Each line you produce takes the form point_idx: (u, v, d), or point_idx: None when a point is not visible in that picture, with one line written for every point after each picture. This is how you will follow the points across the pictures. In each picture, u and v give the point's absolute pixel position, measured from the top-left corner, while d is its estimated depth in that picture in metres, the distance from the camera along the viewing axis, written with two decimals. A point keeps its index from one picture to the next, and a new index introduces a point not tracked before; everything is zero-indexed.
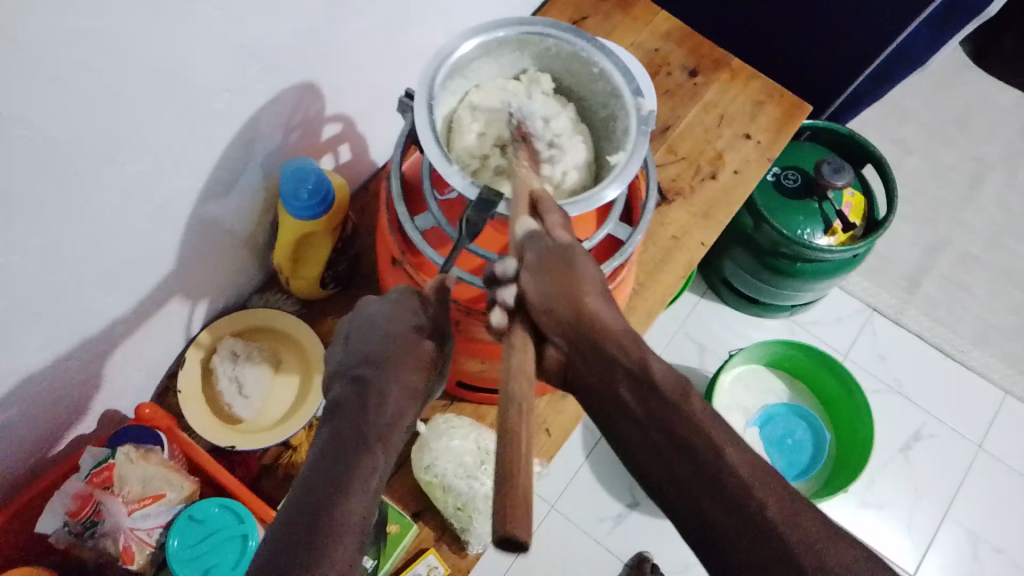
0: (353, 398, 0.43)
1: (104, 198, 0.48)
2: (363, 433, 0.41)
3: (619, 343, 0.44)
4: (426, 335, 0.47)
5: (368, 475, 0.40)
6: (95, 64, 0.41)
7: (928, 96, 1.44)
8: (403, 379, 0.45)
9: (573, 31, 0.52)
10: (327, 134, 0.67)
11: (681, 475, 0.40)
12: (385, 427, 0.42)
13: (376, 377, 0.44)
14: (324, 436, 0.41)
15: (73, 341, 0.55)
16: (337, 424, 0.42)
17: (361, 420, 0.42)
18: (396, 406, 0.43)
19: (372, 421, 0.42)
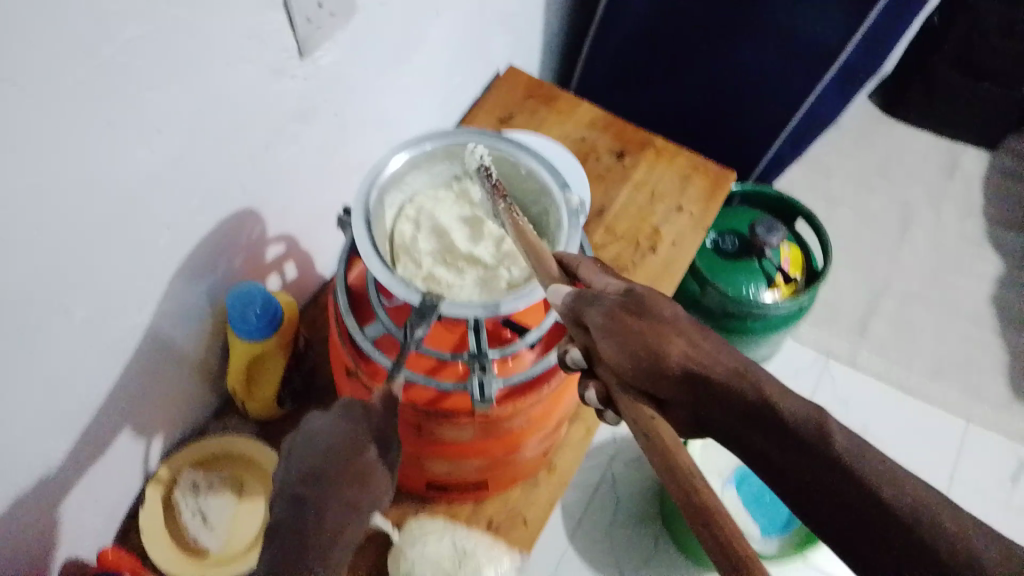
0: (291, 520, 0.43)
1: (49, 349, 0.48)
2: (301, 554, 0.41)
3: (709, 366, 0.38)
4: (369, 446, 0.46)
5: None
6: (29, 219, 0.42)
7: (845, 148, 1.53)
8: (347, 494, 0.44)
9: (498, 137, 0.55)
10: (271, 255, 0.68)
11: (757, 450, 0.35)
12: (327, 543, 0.42)
13: (317, 495, 0.43)
14: (265, 558, 0.42)
15: (26, 494, 0.53)
16: (279, 545, 0.42)
17: (300, 538, 0.42)
18: (337, 523, 0.43)
19: (313, 541, 0.42)
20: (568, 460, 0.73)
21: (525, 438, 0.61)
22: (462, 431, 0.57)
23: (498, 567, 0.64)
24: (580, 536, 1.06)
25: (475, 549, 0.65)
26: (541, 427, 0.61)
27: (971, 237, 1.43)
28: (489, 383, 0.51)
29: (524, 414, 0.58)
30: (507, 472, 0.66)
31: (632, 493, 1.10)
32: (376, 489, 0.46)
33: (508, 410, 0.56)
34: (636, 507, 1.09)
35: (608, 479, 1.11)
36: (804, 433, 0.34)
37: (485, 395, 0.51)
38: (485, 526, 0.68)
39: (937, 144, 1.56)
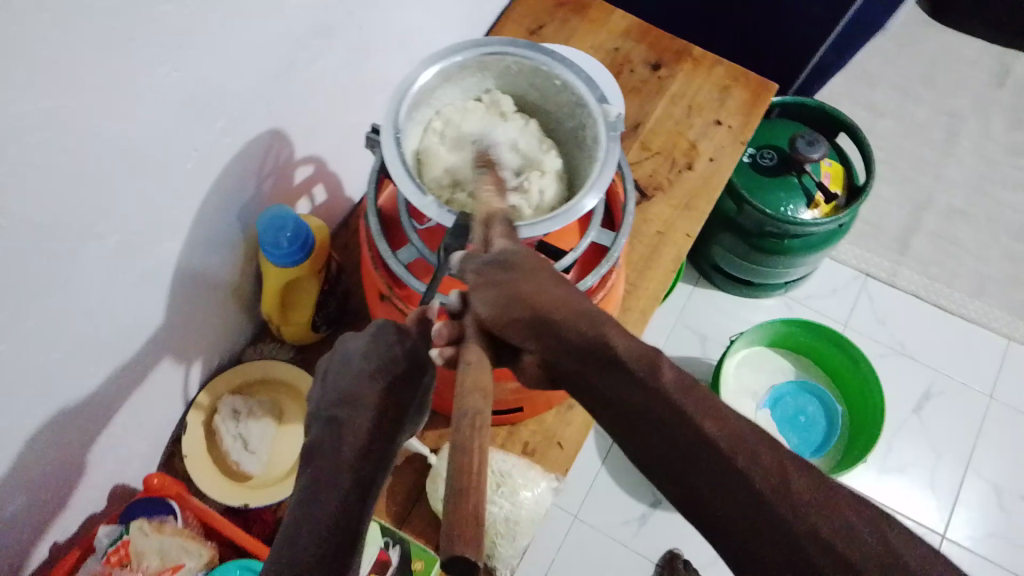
0: (326, 438, 0.41)
1: (85, 279, 0.48)
2: (336, 467, 0.39)
3: (568, 321, 0.37)
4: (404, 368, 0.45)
5: (351, 510, 0.37)
6: (54, 144, 0.41)
7: (891, 55, 1.45)
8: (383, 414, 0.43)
9: (532, 46, 0.52)
10: (300, 178, 0.67)
11: (618, 401, 0.35)
12: (365, 463, 0.40)
13: (353, 413, 0.42)
14: (300, 478, 0.39)
15: (74, 421, 0.54)
16: (314, 466, 0.39)
17: (336, 452, 0.40)
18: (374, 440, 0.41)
19: (349, 456, 0.40)
20: None
21: None
22: None
23: (535, 489, 0.66)
24: (614, 455, 1.07)
25: (512, 472, 0.66)
26: None
27: (1021, 147, 1.36)
28: None
29: None
30: (545, 396, 0.65)
31: None
32: (411, 412, 0.45)
33: None
34: None
35: None
36: (628, 362, 0.35)
37: None
38: (521, 449, 0.68)
39: (989, 49, 1.47)
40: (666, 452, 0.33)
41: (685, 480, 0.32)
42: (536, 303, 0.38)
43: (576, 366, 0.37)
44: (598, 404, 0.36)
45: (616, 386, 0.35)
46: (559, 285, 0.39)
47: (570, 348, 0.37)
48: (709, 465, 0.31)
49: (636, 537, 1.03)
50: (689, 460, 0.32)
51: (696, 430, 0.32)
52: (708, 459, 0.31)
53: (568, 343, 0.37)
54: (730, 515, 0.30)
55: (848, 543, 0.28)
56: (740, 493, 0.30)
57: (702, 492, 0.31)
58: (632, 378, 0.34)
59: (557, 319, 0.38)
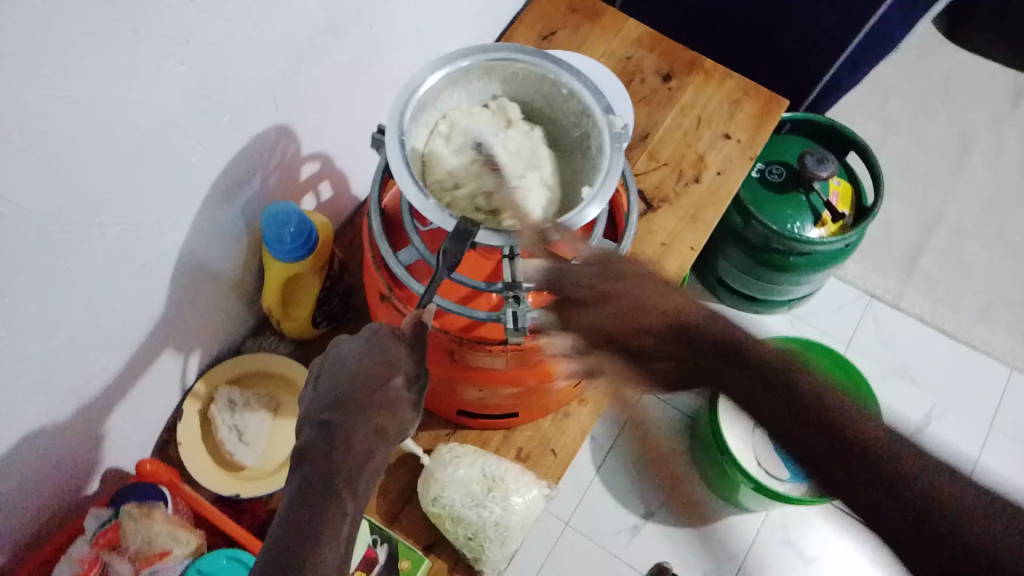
0: (321, 444, 0.42)
1: (86, 267, 0.48)
2: (331, 481, 0.41)
3: (709, 322, 0.42)
4: (397, 372, 0.44)
5: (338, 521, 0.41)
6: (58, 133, 0.41)
7: (906, 73, 1.44)
8: (374, 420, 0.44)
9: (540, 54, 0.52)
10: (306, 173, 0.67)
11: (771, 401, 0.39)
12: (354, 471, 0.42)
13: (344, 420, 0.42)
14: (294, 482, 0.42)
15: (69, 407, 0.54)
16: (304, 474, 0.42)
17: (330, 463, 0.42)
18: (365, 448, 0.43)
19: (341, 466, 0.42)
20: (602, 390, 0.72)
21: None
22: (496, 360, 0.56)
23: (526, 495, 0.65)
24: (610, 464, 1.08)
25: (505, 476, 0.65)
26: None
27: None
28: (522, 314, 0.50)
29: None
30: (541, 401, 0.65)
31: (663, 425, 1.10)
32: (403, 416, 0.45)
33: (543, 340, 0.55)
34: None
35: None
36: (776, 367, 0.40)
37: (519, 325, 0.50)
38: (515, 454, 0.69)
39: (1006, 70, 1.46)
40: (823, 446, 0.37)
41: (834, 472, 0.37)
42: (681, 315, 0.43)
43: (713, 360, 0.41)
44: (743, 398, 0.40)
45: (749, 387, 0.40)
46: (670, 291, 0.45)
47: (716, 359, 0.41)
48: (847, 443, 0.37)
49: (629, 547, 1.03)
50: (830, 450, 0.37)
51: (836, 428, 0.37)
52: (855, 454, 0.37)
53: (717, 347, 0.41)
54: (862, 485, 0.36)
55: (978, 518, 0.35)
56: (865, 463, 0.36)
57: (839, 480, 0.37)
58: (785, 381, 0.39)
59: (704, 330, 0.42)
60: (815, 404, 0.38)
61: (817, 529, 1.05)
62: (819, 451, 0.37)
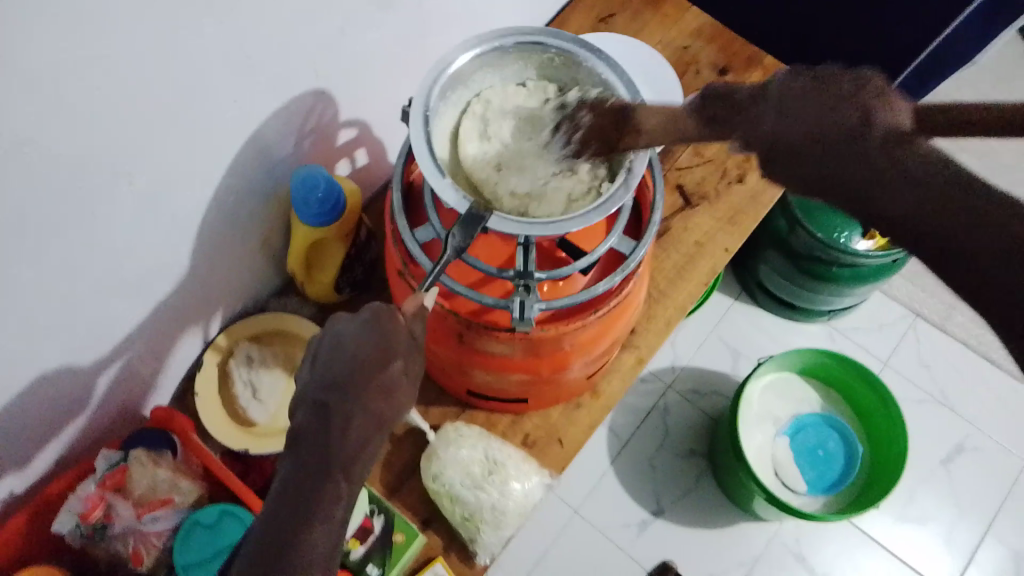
0: (315, 429, 0.41)
1: (111, 216, 0.49)
2: (325, 466, 0.40)
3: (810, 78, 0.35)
4: (396, 356, 0.44)
5: (332, 505, 0.40)
6: (91, 83, 0.42)
7: (983, 88, 1.36)
8: (373, 405, 0.42)
9: (576, 41, 0.51)
10: (343, 139, 0.67)
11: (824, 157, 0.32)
12: (349, 456, 0.41)
13: (342, 404, 0.41)
14: (287, 469, 0.41)
15: (91, 347, 0.56)
16: (299, 456, 0.41)
17: (325, 447, 0.40)
18: (361, 433, 0.41)
19: (337, 451, 0.40)
20: (616, 386, 0.71)
21: (572, 359, 0.59)
22: (505, 347, 0.56)
23: (526, 482, 0.65)
24: (624, 457, 1.07)
25: (506, 461, 0.65)
26: (588, 351, 0.59)
27: None
28: (530, 305, 0.50)
29: (568, 338, 0.56)
30: (551, 391, 0.65)
31: (684, 424, 1.09)
32: (401, 399, 0.44)
33: (551, 332, 0.54)
34: (685, 439, 1.08)
35: (661, 407, 1.09)
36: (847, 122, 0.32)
37: (525, 316, 0.49)
38: (521, 440, 0.68)
39: None
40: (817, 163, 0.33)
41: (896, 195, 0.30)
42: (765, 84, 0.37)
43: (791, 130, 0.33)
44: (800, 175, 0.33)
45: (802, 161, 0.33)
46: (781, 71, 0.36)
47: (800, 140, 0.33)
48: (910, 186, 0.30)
49: (634, 542, 1.03)
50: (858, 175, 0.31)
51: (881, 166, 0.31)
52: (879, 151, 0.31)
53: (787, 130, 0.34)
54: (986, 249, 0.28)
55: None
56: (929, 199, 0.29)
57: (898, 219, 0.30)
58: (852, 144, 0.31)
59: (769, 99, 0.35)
60: (842, 116, 0.32)
61: (828, 547, 1.03)
62: (808, 164, 0.33)
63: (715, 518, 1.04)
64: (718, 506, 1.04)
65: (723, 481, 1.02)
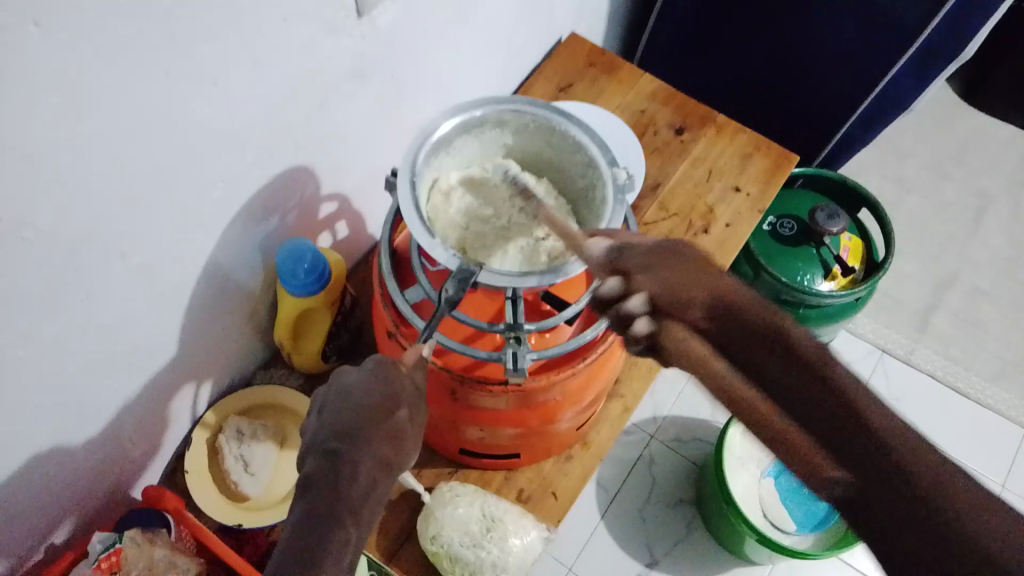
0: (325, 474, 0.42)
1: (104, 294, 0.50)
2: (335, 512, 0.41)
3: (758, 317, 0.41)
4: (401, 405, 0.45)
5: (341, 552, 0.40)
6: (88, 166, 0.44)
7: (920, 134, 1.45)
8: (380, 451, 0.44)
9: (550, 107, 0.54)
10: (325, 211, 0.69)
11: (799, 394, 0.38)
12: (358, 503, 0.42)
13: (350, 449, 0.43)
14: (297, 514, 0.41)
15: (79, 429, 0.56)
16: (310, 503, 0.41)
17: (335, 494, 0.41)
18: (371, 478, 0.43)
19: (347, 496, 0.41)
20: (605, 435, 0.72)
21: (561, 410, 0.60)
22: (498, 400, 0.57)
23: (525, 537, 0.66)
24: (614, 510, 1.07)
25: (504, 516, 0.66)
26: (577, 401, 0.61)
27: None
28: (523, 355, 0.52)
29: (558, 388, 0.57)
30: (542, 444, 0.66)
31: (670, 474, 1.10)
32: (408, 447, 0.45)
33: (542, 382, 0.56)
34: (673, 488, 1.09)
35: (646, 457, 1.11)
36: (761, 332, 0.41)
37: (518, 366, 0.51)
38: (515, 496, 0.69)
39: None
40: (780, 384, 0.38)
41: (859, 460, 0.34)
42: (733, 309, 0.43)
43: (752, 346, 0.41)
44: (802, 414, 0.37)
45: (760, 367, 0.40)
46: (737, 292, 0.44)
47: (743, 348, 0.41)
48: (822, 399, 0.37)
49: None
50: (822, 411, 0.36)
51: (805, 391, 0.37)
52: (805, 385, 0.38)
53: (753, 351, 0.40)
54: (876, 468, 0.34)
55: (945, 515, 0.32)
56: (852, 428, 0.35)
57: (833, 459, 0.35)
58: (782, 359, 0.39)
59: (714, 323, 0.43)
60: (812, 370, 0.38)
61: None
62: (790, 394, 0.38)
63: (709, 567, 1.03)
64: (711, 555, 1.04)
65: (714, 527, 1.02)
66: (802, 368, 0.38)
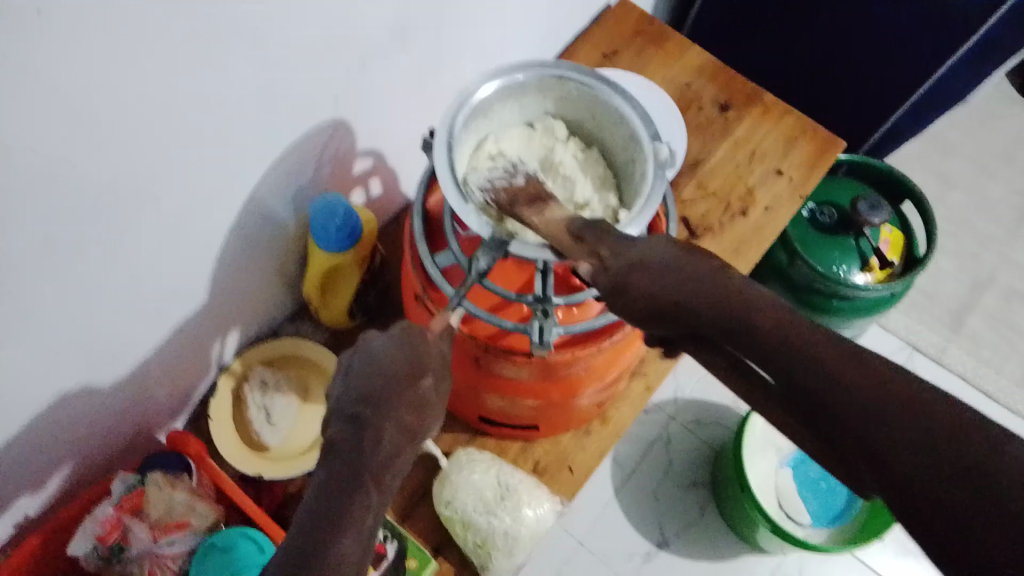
0: (349, 438, 0.41)
1: (137, 237, 0.50)
2: (359, 474, 0.40)
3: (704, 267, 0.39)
4: (427, 373, 0.45)
5: (362, 515, 0.39)
6: (127, 107, 0.43)
7: (972, 127, 1.40)
8: (404, 418, 0.44)
9: (595, 76, 0.53)
10: (359, 169, 0.69)
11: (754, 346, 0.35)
12: (381, 468, 0.41)
13: (376, 415, 0.42)
14: (320, 475, 0.40)
15: (107, 368, 0.57)
16: (332, 465, 0.40)
17: (358, 456, 0.41)
18: (393, 445, 0.42)
19: (370, 460, 0.41)
20: (625, 413, 0.72)
21: (583, 385, 0.60)
22: (520, 371, 0.57)
23: (538, 509, 0.65)
24: (627, 487, 1.07)
25: (518, 487, 0.66)
26: (599, 378, 0.60)
27: None
28: (548, 329, 0.51)
29: (582, 363, 0.57)
30: (561, 417, 0.66)
31: (686, 456, 1.09)
32: (431, 416, 0.45)
33: (566, 357, 0.56)
34: (688, 470, 1.08)
35: (663, 436, 1.10)
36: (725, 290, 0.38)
37: (544, 340, 0.51)
38: (531, 467, 0.69)
39: None
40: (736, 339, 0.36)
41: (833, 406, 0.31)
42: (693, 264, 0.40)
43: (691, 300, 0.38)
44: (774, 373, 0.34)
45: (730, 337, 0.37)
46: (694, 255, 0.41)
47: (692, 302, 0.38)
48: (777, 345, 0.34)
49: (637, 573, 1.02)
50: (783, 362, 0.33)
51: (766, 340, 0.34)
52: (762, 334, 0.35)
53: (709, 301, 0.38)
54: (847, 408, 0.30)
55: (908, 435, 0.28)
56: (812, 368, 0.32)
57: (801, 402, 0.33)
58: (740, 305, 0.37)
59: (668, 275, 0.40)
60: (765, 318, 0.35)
61: None
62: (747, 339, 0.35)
63: (717, 550, 1.03)
64: (720, 538, 1.04)
65: (726, 512, 1.02)
66: (754, 317, 0.36)
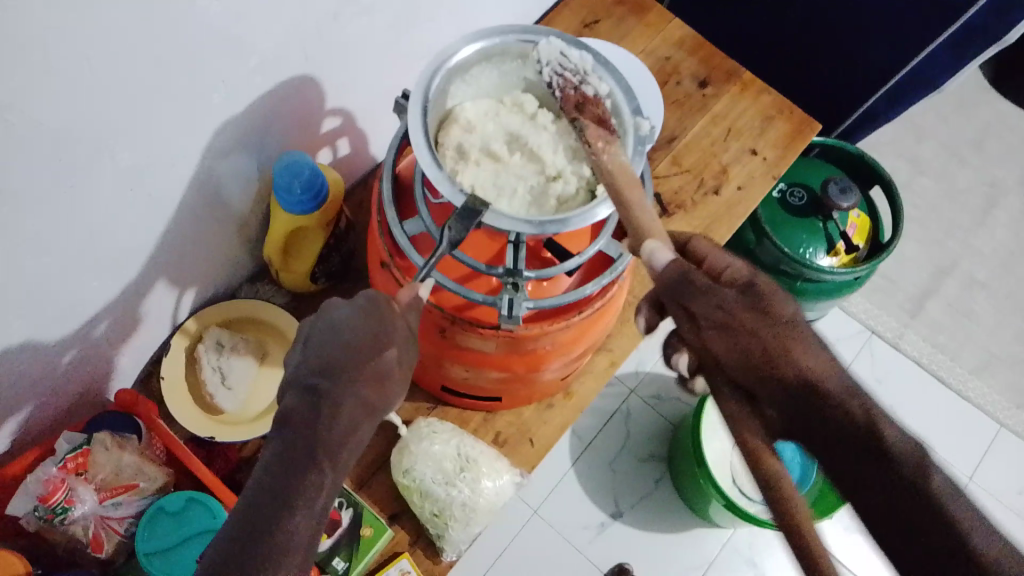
0: (304, 410, 0.41)
1: (90, 192, 0.48)
2: (312, 451, 0.39)
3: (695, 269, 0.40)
4: (389, 345, 0.44)
5: (315, 492, 0.39)
6: (80, 56, 0.40)
7: (943, 115, 1.41)
8: (363, 392, 0.42)
9: (577, 45, 0.51)
10: (327, 127, 0.66)
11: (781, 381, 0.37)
12: (337, 444, 0.40)
13: (333, 389, 0.41)
14: (275, 447, 0.40)
15: (55, 326, 0.54)
16: (286, 438, 0.40)
17: (313, 431, 0.40)
18: (350, 420, 0.41)
19: (324, 438, 0.40)
20: (588, 387, 0.71)
21: (550, 359, 0.59)
22: (487, 344, 0.56)
23: (497, 480, 0.66)
24: (586, 458, 1.08)
25: (478, 458, 0.66)
26: (566, 352, 0.59)
27: None
28: (518, 303, 0.50)
29: (549, 338, 0.56)
30: (524, 390, 0.65)
31: (646, 429, 1.10)
32: (391, 392, 0.44)
33: (535, 331, 0.55)
34: (646, 443, 1.09)
35: (624, 410, 1.11)
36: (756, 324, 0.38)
37: (513, 314, 0.50)
38: (492, 438, 0.68)
39: None
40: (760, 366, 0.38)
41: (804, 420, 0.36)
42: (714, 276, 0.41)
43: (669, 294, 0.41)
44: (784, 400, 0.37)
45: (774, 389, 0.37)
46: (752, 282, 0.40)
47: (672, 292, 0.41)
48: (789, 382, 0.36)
49: (592, 542, 1.03)
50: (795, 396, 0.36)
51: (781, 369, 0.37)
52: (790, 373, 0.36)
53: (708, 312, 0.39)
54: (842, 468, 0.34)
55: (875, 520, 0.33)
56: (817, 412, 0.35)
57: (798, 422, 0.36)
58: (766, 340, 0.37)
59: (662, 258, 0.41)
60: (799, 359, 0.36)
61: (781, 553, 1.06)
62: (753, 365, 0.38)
63: (672, 523, 1.05)
64: (675, 511, 1.06)
65: (681, 486, 1.03)
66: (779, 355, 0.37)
